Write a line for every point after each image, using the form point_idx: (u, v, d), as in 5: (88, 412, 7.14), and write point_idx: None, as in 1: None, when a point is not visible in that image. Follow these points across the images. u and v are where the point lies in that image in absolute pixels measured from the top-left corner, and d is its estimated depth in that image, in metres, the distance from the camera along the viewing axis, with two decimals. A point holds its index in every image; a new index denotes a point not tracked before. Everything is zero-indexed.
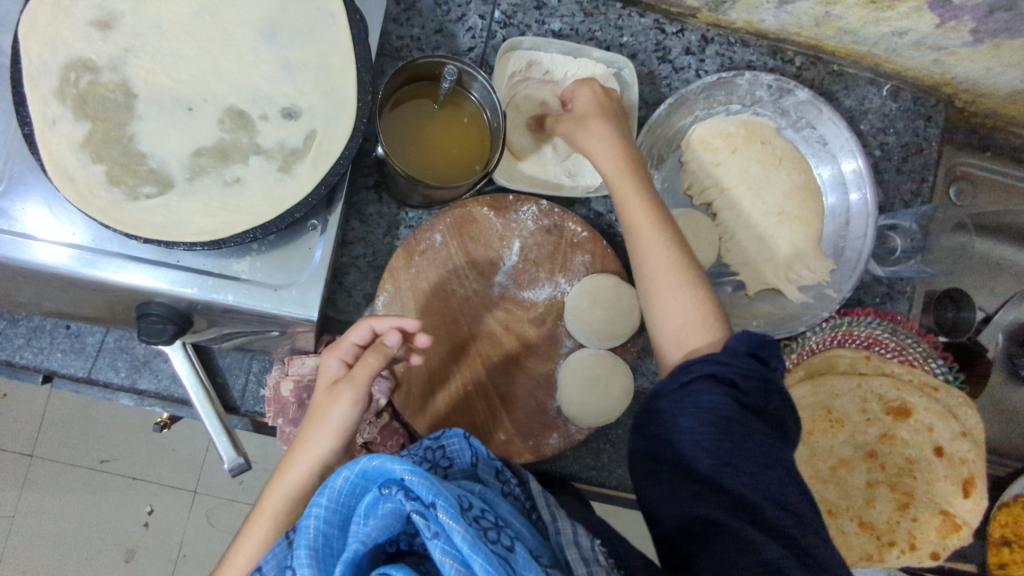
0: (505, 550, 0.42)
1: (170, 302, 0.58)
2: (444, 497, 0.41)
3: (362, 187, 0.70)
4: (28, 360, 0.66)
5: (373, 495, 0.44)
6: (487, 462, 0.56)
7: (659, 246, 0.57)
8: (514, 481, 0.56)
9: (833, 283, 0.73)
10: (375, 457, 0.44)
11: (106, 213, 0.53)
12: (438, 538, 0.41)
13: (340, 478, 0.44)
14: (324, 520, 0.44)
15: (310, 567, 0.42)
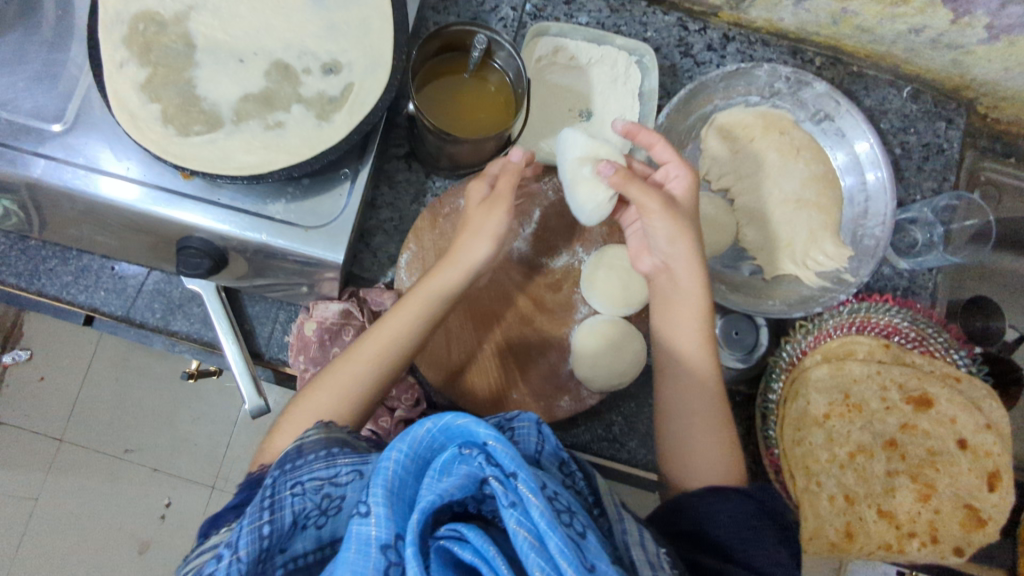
0: (577, 534, 0.42)
1: (208, 237, 0.62)
2: (526, 471, 0.42)
3: (393, 157, 0.75)
4: (75, 297, 0.70)
5: (453, 452, 0.45)
6: (554, 453, 0.53)
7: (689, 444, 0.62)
8: (578, 474, 0.52)
9: (849, 269, 0.73)
10: (462, 416, 0.45)
11: (159, 144, 0.58)
12: (514, 509, 0.42)
13: (423, 429, 0.45)
14: (402, 467, 0.44)
15: (385, 508, 0.42)
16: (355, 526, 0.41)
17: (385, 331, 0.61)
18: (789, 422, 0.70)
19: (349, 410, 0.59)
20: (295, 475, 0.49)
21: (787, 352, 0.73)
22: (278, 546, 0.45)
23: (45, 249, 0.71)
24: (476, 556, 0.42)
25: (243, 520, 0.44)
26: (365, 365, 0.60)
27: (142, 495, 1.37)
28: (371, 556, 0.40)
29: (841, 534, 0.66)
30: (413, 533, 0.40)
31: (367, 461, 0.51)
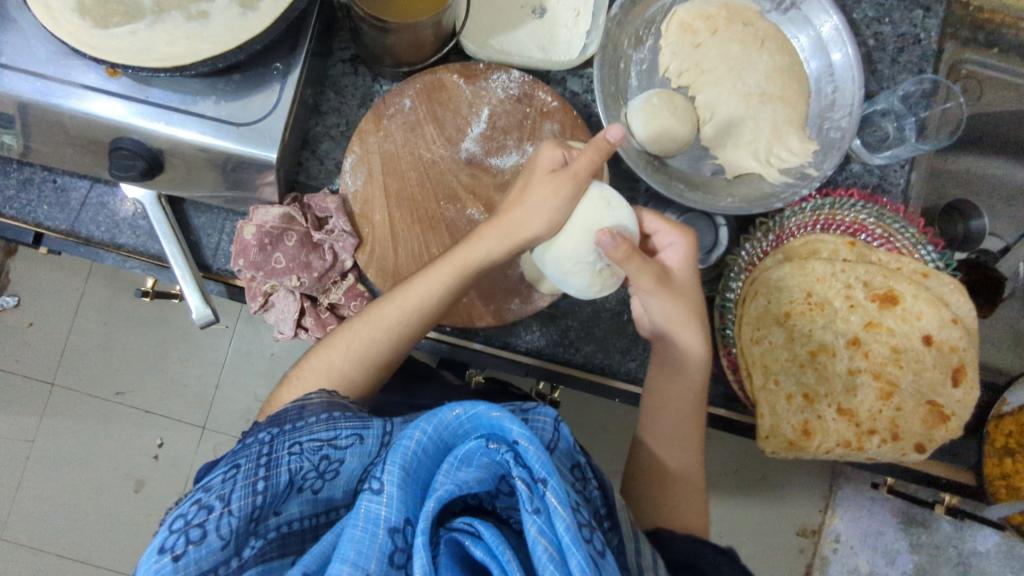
0: (597, 552, 0.41)
1: (141, 139, 0.60)
2: (556, 479, 0.41)
3: (338, 61, 0.72)
4: (18, 211, 0.70)
5: (477, 442, 0.44)
6: (569, 452, 0.50)
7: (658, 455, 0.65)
8: (592, 484, 0.50)
9: (813, 164, 0.70)
10: (494, 410, 0.44)
11: (76, 36, 0.55)
12: (537, 515, 0.41)
13: (452, 413, 0.46)
14: (422, 447, 0.44)
15: (397, 489, 0.42)
16: (365, 502, 0.42)
17: (408, 300, 0.60)
18: (747, 320, 0.67)
19: (361, 373, 0.60)
20: (294, 435, 0.48)
21: (747, 251, 0.70)
22: (272, 505, 0.45)
23: None
24: (486, 553, 0.41)
25: (238, 474, 0.45)
26: (384, 331, 0.61)
27: (131, 440, 1.31)
28: (379, 536, 0.40)
29: (799, 432, 0.65)
30: (425, 521, 0.40)
31: (371, 427, 0.50)
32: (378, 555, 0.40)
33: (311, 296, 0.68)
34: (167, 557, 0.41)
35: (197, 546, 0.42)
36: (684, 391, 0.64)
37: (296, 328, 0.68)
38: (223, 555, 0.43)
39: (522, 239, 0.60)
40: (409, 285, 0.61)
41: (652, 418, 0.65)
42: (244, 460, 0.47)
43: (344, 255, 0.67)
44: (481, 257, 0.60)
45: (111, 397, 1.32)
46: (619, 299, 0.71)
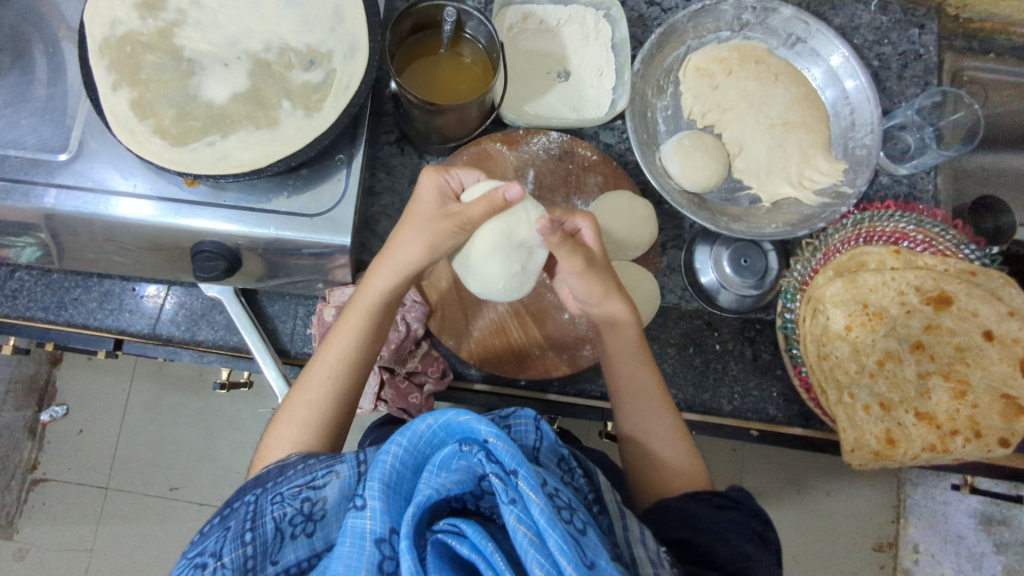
0: (577, 532, 0.42)
1: (220, 240, 0.64)
2: (527, 469, 0.44)
3: (385, 144, 0.77)
4: (103, 321, 0.74)
5: (451, 448, 0.47)
6: (552, 448, 0.54)
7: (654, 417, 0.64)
8: (577, 471, 0.54)
9: (846, 182, 0.74)
10: (463, 414, 0.48)
11: (159, 155, 0.60)
12: (514, 505, 0.43)
13: (423, 425, 0.48)
14: (400, 461, 0.47)
15: (380, 501, 0.44)
16: (350, 520, 0.44)
17: (331, 357, 0.60)
18: (811, 339, 0.70)
19: (312, 438, 0.58)
20: (276, 489, 0.51)
21: (799, 271, 0.74)
22: (266, 553, 0.47)
23: (67, 280, 0.74)
24: (471, 550, 0.43)
25: (228, 533, 0.49)
26: (317, 392, 0.59)
27: (192, 534, 1.31)
28: (366, 548, 0.43)
29: (883, 441, 0.66)
30: (407, 525, 0.42)
31: (343, 459, 0.52)
32: (368, 566, 0.42)
33: (389, 368, 0.72)
34: None
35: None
36: (634, 370, 0.65)
37: (376, 399, 0.72)
38: None
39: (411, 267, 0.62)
40: (328, 341, 0.61)
41: (621, 389, 0.65)
42: (234, 521, 0.50)
43: (416, 324, 0.71)
44: (381, 294, 0.61)
45: (166, 493, 1.32)
46: (680, 334, 0.76)
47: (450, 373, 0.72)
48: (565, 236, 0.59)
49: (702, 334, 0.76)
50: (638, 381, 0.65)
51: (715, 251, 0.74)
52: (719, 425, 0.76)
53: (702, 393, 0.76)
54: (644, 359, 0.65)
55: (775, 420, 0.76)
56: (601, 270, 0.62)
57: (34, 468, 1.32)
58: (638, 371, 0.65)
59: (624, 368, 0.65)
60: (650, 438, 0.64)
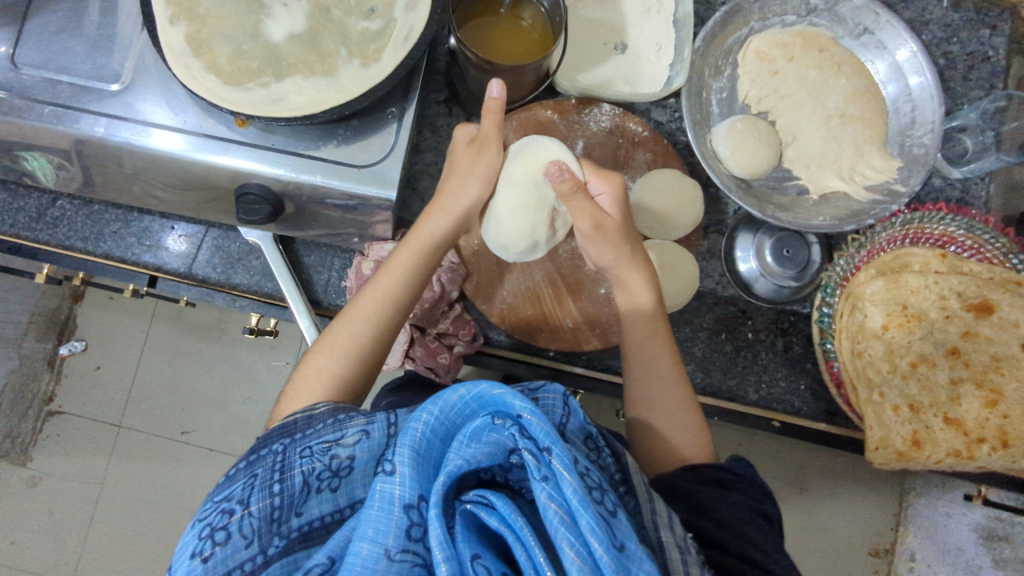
0: (609, 513, 0.42)
1: (265, 184, 0.64)
2: (561, 447, 0.43)
3: (434, 103, 0.76)
4: (140, 257, 0.75)
5: (483, 420, 0.46)
6: (581, 426, 0.52)
7: (672, 385, 0.64)
8: (606, 451, 0.51)
9: (900, 180, 0.72)
10: (497, 388, 0.46)
11: (214, 92, 0.59)
12: (546, 482, 0.42)
13: (456, 394, 0.47)
14: (430, 430, 0.46)
15: (410, 468, 0.44)
16: (379, 484, 0.44)
17: (376, 294, 0.61)
18: (846, 336, 0.70)
19: (351, 373, 0.60)
20: (305, 442, 0.51)
21: (841, 266, 0.73)
22: (291, 505, 0.48)
23: (108, 213, 0.74)
24: (502, 523, 0.42)
25: (256, 481, 0.49)
26: (360, 327, 0.61)
27: (198, 478, 1.33)
28: (394, 513, 0.42)
29: (908, 443, 0.66)
30: (437, 494, 0.42)
31: (374, 421, 0.51)
32: (396, 532, 0.42)
33: (421, 327, 0.72)
34: (197, 560, 0.45)
35: (222, 546, 0.46)
36: (657, 344, 0.64)
37: (404, 356, 0.73)
38: (248, 552, 0.46)
39: (463, 209, 0.64)
40: (375, 279, 0.62)
41: (638, 358, 0.65)
42: (261, 469, 0.50)
43: (452, 287, 0.71)
44: (434, 234, 0.63)
45: (178, 436, 1.34)
46: (713, 319, 0.76)
47: (481, 337, 0.71)
48: (577, 185, 0.60)
49: (735, 322, 0.76)
50: (651, 352, 0.64)
51: (757, 240, 0.74)
52: (743, 414, 0.76)
53: (729, 379, 0.75)
54: (657, 333, 0.65)
55: (799, 413, 0.76)
56: (614, 231, 0.63)
57: (51, 399, 1.34)
58: (652, 341, 0.64)
59: (638, 341, 0.65)
60: (659, 411, 0.63)
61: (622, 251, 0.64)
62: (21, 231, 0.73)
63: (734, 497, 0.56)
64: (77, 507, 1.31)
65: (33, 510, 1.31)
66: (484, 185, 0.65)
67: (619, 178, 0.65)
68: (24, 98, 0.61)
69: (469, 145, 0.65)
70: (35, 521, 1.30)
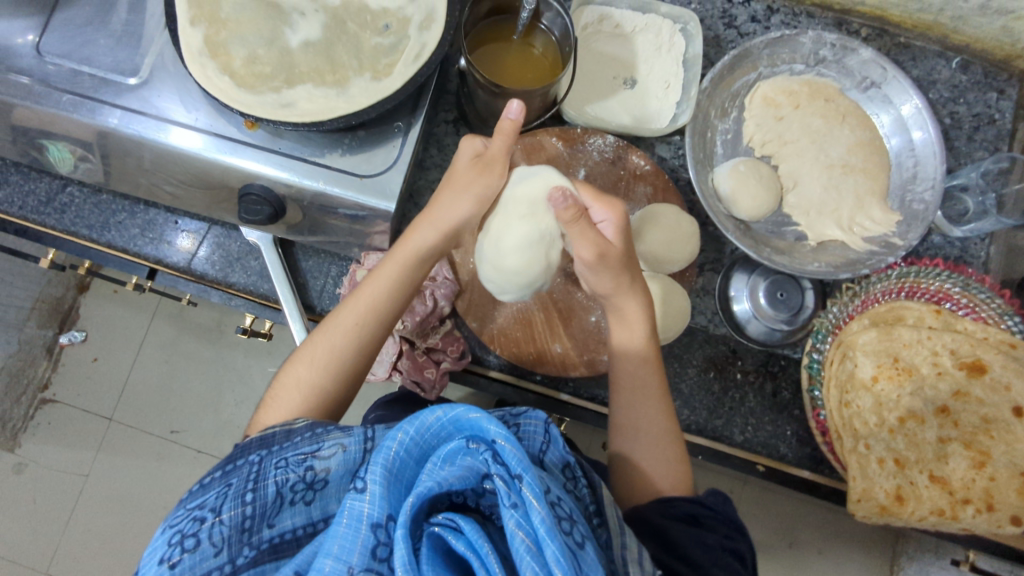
0: (576, 544, 0.41)
1: (269, 186, 0.65)
2: (532, 474, 0.41)
3: (442, 122, 0.78)
4: (142, 248, 0.76)
5: (457, 443, 0.45)
6: (560, 453, 0.51)
7: (657, 413, 0.63)
8: (582, 481, 0.51)
9: (897, 233, 0.73)
10: (473, 411, 0.45)
11: (226, 93, 0.60)
12: (515, 510, 0.40)
13: (432, 416, 0.45)
14: (404, 450, 0.44)
15: (380, 487, 0.42)
16: (349, 500, 0.42)
17: (359, 305, 0.62)
18: (835, 383, 0.70)
19: (330, 381, 0.60)
20: (281, 454, 0.50)
21: (833, 313, 0.74)
22: (263, 515, 0.47)
23: (115, 203, 0.76)
24: (467, 548, 0.41)
25: (229, 490, 0.48)
26: (341, 337, 0.61)
27: (182, 478, 1.33)
28: (361, 531, 0.41)
29: (891, 497, 0.65)
30: (404, 514, 0.40)
31: (350, 434, 0.51)
32: (361, 551, 0.40)
33: (410, 340, 0.72)
34: (164, 567, 0.44)
35: (191, 552, 0.45)
36: (646, 373, 0.64)
37: (392, 368, 0.73)
38: (216, 561, 0.45)
39: (452, 223, 0.65)
40: (361, 289, 0.63)
41: (620, 383, 0.65)
42: (236, 479, 0.49)
43: (444, 302, 0.71)
44: (420, 247, 0.64)
45: (166, 434, 1.34)
46: (703, 357, 0.76)
47: (469, 355, 0.71)
48: (580, 213, 0.59)
49: (725, 362, 0.75)
50: (642, 377, 0.64)
51: (752, 280, 0.74)
52: (727, 455, 0.75)
53: (715, 419, 0.75)
54: (648, 360, 0.64)
55: (783, 459, 0.75)
56: (616, 262, 0.62)
57: (45, 387, 1.34)
58: (642, 367, 0.64)
59: (627, 368, 0.64)
60: (641, 442, 0.63)
61: (621, 282, 0.63)
62: (30, 214, 0.75)
63: (709, 534, 0.55)
64: (59, 498, 1.30)
65: (15, 497, 1.30)
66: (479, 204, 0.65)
67: (621, 205, 0.65)
68: (45, 85, 0.63)
69: (474, 161, 0.65)
70: (16, 508, 1.30)
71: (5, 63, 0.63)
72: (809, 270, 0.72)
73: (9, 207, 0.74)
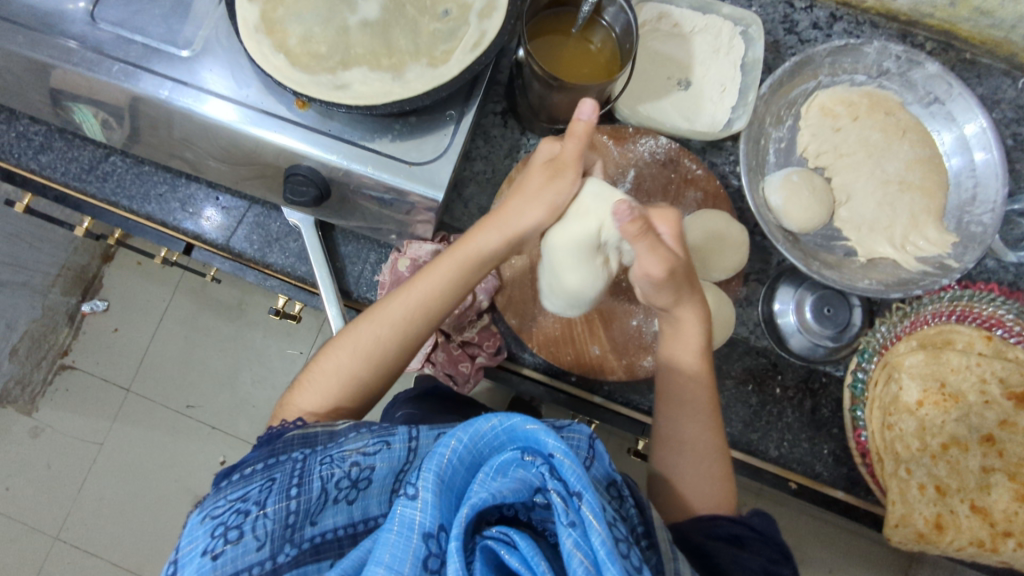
0: (635, 569, 0.39)
1: (316, 167, 0.64)
2: (592, 493, 0.40)
3: (490, 113, 0.76)
4: (181, 223, 0.75)
5: (511, 454, 0.43)
6: (603, 470, 0.48)
7: (704, 429, 0.62)
8: (630, 501, 0.48)
9: (953, 255, 0.70)
10: (530, 422, 0.43)
11: (280, 72, 0.59)
12: (573, 529, 0.39)
13: (487, 424, 0.44)
14: (457, 457, 0.42)
15: (432, 495, 0.40)
16: (400, 507, 0.40)
17: (411, 300, 0.61)
18: (878, 405, 0.68)
19: (368, 371, 0.60)
20: (325, 450, 0.49)
21: (882, 332, 0.72)
22: (307, 513, 0.46)
23: (156, 175, 0.75)
24: (522, 565, 0.39)
25: (273, 485, 0.47)
26: (387, 327, 0.60)
27: (194, 453, 1.33)
28: (413, 541, 0.39)
29: (930, 525, 0.63)
30: (459, 526, 0.39)
31: (394, 432, 0.50)
32: (412, 562, 0.38)
33: (446, 333, 0.71)
34: (206, 557, 0.43)
35: (234, 545, 0.43)
36: (695, 390, 0.63)
37: (427, 359, 0.73)
38: (257, 556, 0.43)
39: (519, 230, 0.63)
40: (412, 283, 0.62)
41: (669, 396, 0.64)
42: (279, 474, 0.48)
43: (483, 296, 0.70)
44: (481, 251, 0.62)
45: (182, 408, 1.34)
46: (742, 369, 0.74)
47: (505, 351, 0.70)
48: (645, 225, 0.58)
49: (765, 375, 0.74)
50: (689, 394, 0.63)
51: (799, 294, 0.72)
52: (760, 470, 0.74)
53: (750, 432, 0.73)
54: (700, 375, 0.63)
55: (818, 477, 0.73)
56: (683, 272, 0.61)
57: (66, 353, 1.35)
58: (690, 383, 0.62)
59: (675, 384, 0.63)
60: (685, 457, 0.62)
61: (681, 292, 0.61)
62: (71, 181, 0.74)
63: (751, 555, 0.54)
64: (73, 464, 1.31)
65: (29, 461, 1.30)
66: (548, 212, 0.63)
67: (676, 215, 0.63)
68: (97, 52, 0.62)
69: (546, 167, 0.64)
70: (29, 472, 1.30)
71: (58, 27, 0.62)
72: (860, 285, 0.69)
73: (51, 172, 0.74)
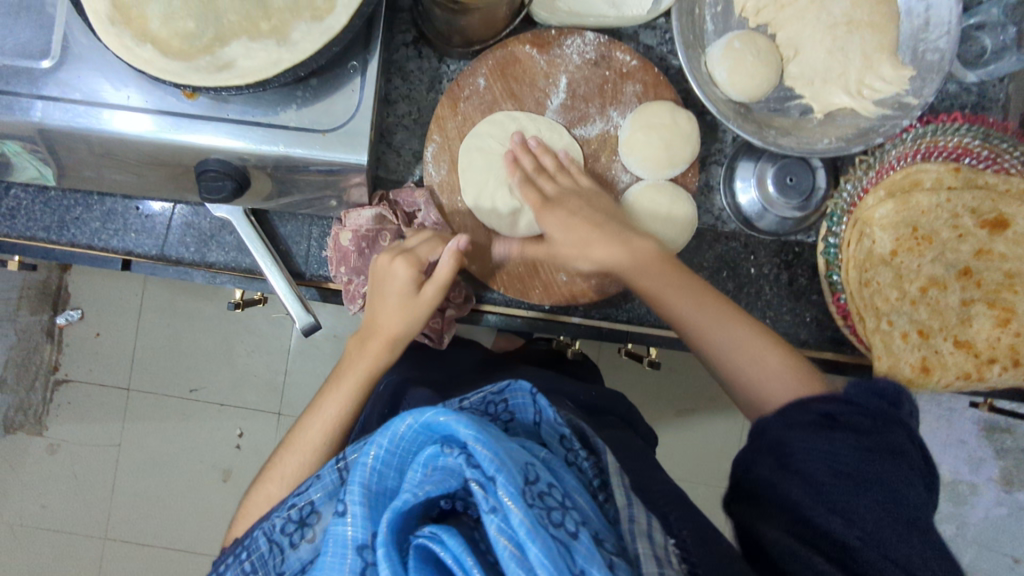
0: (567, 536, 0.39)
1: (226, 158, 0.59)
2: (507, 473, 0.39)
3: (402, 45, 0.69)
4: (108, 244, 0.71)
5: (432, 449, 0.42)
6: (553, 425, 0.50)
7: (719, 326, 0.58)
8: (581, 452, 0.49)
9: (911, 91, 0.66)
10: (443, 414, 0.42)
11: (151, 64, 0.52)
12: (494, 515, 0.38)
13: (404, 424, 0.43)
14: (381, 462, 0.43)
15: (361, 507, 0.42)
16: (332, 526, 0.42)
17: (326, 422, 0.61)
18: (854, 264, 0.67)
19: None
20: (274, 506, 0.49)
21: (848, 191, 0.70)
22: (266, 566, 0.47)
23: (66, 199, 0.70)
24: (454, 562, 0.39)
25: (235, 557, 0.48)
26: (310, 454, 0.60)
27: (212, 433, 1.35)
28: (348, 557, 0.41)
29: (917, 369, 0.63)
30: (382, 534, 0.39)
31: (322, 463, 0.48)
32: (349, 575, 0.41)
33: None
34: None
35: None
36: (673, 293, 0.59)
37: None
38: None
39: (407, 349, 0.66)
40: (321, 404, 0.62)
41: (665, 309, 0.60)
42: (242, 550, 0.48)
43: None
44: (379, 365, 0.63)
45: (187, 393, 1.34)
46: (714, 257, 0.73)
47: (474, 299, 0.69)
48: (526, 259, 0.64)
49: (737, 257, 0.73)
50: (669, 296, 0.60)
51: (759, 168, 0.69)
52: None
53: None
54: (665, 271, 0.60)
55: (805, 344, 0.74)
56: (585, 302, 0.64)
57: (56, 369, 1.33)
58: (658, 283, 0.60)
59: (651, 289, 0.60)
60: (735, 362, 0.57)
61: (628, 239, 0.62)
62: None
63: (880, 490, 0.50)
64: (100, 470, 1.34)
65: (58, 476, 1.34)
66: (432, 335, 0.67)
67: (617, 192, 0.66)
68: None
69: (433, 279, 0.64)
70: (60, 487, 1.33)
71: None
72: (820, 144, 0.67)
73: None
